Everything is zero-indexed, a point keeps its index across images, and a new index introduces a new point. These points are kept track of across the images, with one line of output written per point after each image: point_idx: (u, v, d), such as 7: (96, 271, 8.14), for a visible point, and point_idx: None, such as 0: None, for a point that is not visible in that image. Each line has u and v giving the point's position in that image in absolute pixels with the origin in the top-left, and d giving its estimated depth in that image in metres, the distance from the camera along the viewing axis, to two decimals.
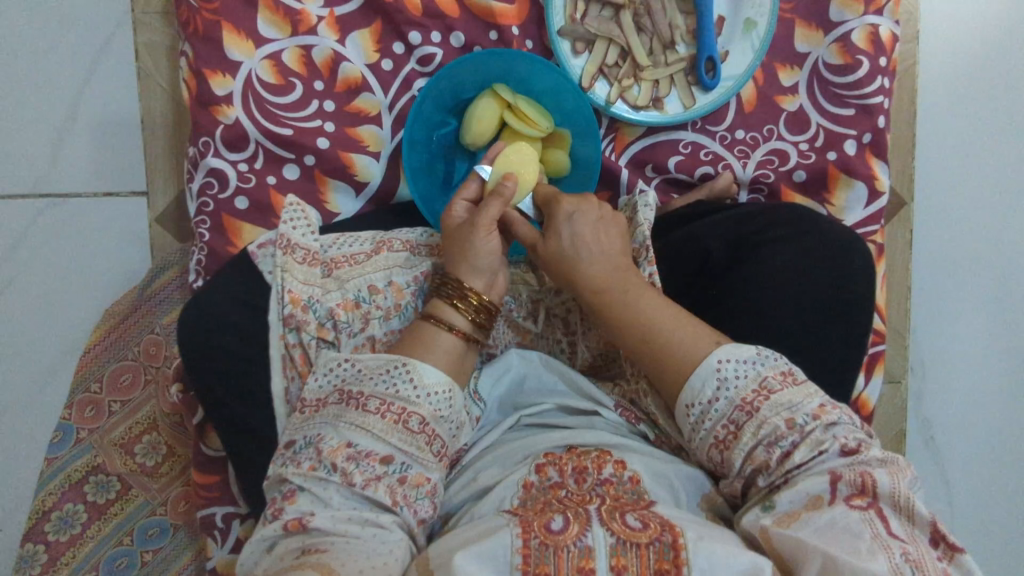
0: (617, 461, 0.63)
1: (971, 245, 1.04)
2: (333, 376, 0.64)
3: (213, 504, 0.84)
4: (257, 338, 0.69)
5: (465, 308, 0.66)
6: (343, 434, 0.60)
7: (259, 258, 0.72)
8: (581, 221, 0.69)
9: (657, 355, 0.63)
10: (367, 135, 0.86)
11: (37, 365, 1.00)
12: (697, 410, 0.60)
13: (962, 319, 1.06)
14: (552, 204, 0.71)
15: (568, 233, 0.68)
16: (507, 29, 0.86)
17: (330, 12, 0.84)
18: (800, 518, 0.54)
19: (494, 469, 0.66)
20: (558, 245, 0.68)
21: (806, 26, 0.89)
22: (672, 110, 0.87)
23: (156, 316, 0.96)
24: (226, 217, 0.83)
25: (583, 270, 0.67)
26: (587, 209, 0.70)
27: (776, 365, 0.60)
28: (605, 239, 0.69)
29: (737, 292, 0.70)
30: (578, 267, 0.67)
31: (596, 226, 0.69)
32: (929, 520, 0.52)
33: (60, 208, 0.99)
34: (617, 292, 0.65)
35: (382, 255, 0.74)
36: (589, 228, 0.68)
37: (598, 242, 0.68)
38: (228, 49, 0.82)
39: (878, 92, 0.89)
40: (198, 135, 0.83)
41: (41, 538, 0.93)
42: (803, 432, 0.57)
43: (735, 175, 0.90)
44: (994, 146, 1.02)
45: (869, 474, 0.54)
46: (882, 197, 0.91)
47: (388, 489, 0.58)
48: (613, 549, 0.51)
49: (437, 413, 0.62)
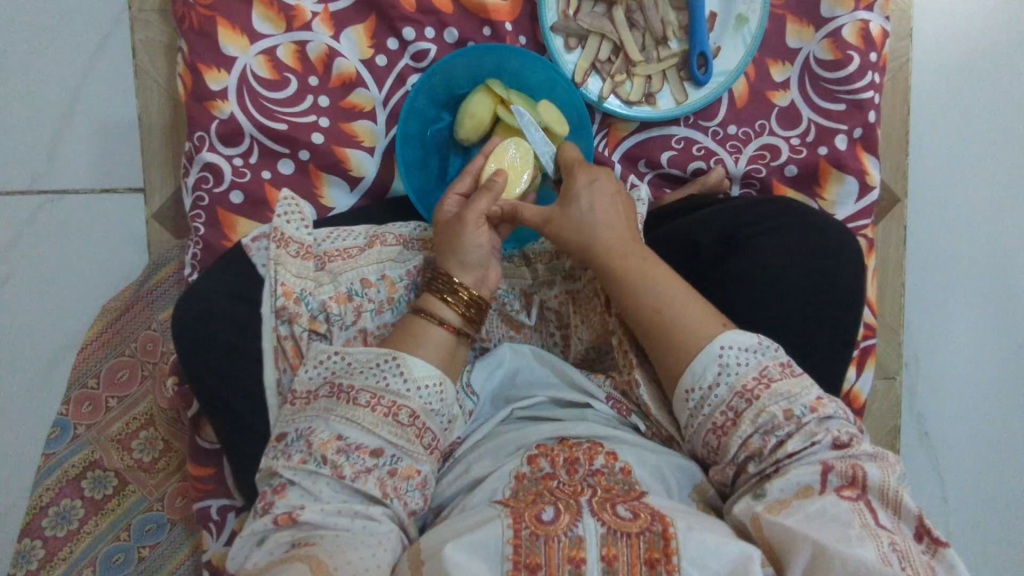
0: (607, 453, 0.63)
1: (964, 240, 1.05)
2: (324, 369, 0.65)
3: (209, 498, 0.84)
4: (251, 331, 0.69)
5: (455, 303, 0.67)
6: (333, 427, 0.60)
7: (253, 251, 0.72)
8: (599, 188, 0.69)
9: (658, 341, 0.63)
10: (362, 130, 0.87)
11: (35, 362, 1.01)
12: (696, 395, 0.61)
13: (954, 314, 1.07)
14: (569, 174, 0.69)
15: (588, 200, 0.68)
16: (500, 25, 0.86)
17: (324, 8, 0.85)
18: (791, 505, 0.54)
19: (486, 460, 0.66)
20: (578, 214, 0.68)
21: (798, 22, 0.90)
22: (664, 105, 0.87)
23: (153, 312, 0.97)
24: (221, 212, 0.84)
25: (587, 253, 0.67)
26: (605, 179, 0.69)
27: (777, 355, 0.60)
28: (621, 210, 0.69)
29: (729, 283, 0.71)
30: (594, 239, 0.67)
31: (614, 195, 0.69)
32: (916, 514, 0.53)
33: (58, 205, 0.99)
34: (633, 261, 0.66)
35: (375, 249, 0.74)
36: (607, 198, 0.68)
37: (613, 212, 0.68)
38: (223, 44, 0.83)
39: (869, 87, 0.90)
40: (193, 130, 0.83)
41: (39, 533, 0.93)
42: (800, 423, 0.58)
43: (727, 171, 0.91)
44: (985, 142, 1.03)
45: (860, 467, 0.55)
46: (871, 192, 0.92)
47: (377, 482, 0.59)
48: (603, 538, 0.52)
49: (428, 406, 0.63)
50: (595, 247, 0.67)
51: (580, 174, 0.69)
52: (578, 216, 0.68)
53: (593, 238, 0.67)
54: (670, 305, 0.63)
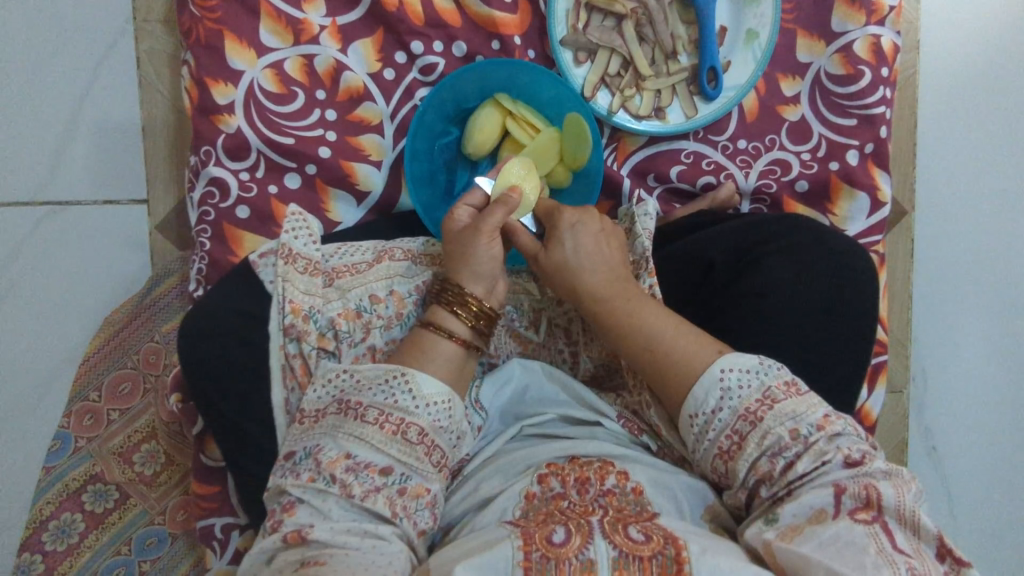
0: (619, 472, 0.62)
1: (975, 254, 1.04)
2: (332, 388, 0.64)
3: (213, 515, 0.83)
4: (257, 348, 0.68)
5: (464, 316, 0.66)
6: (342, 445, 0.59)
7: (261, 268, 0.71)
8: (583, 232, 0.69)
9: (659, 363, 0.63)
10: (368, 144, 0.86)
11: (36, 374, 1.00)
12: (700, 420, 0.60)
13: (965, 328, 1.06)
14: (552, 215, 0.70)
15: (572, 242, 0.68)
16: (509, 39, 0.86)
17: (332, 22, 0.84)
18: (804, 532, 0.53)
19: (495, 479, 0.65)
20: (563, 255, 0.68)
21: (808, 36, 0.89)
22: (673, 119, 0.87)
23: (155, 324, 0.96)
24: (227, 227, 0.83)
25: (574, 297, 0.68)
26: (590, 220, 0.70)
27: (779, 374, 0.60)
28: (607, 252, 0.68)
29: (741, 299, 0.70)
30: (581, 278, 0.67)
31: (598, 236, 0.69)
32: (935, 534, 0.52)
33: (60, 216, 0.98)
34: (619, 304, 0.65)
35: (383, 265, 0.74)
36: (591, 239, 0.68)
37: (599, 255, 0.68)
38: (230, 58, 0.82)
39: (880, 103, 0.89)
40: (199, 144, 0.83)
41: (39, 547, 0.92)
42: (807, 443, 0.57)
43: (737, 185, 0.90)
44: (996, 156, 1.02)
45: (874, 487, 0.53)
46: (883, 208, 0.91)
47: (387, 501, 0.58)
48: (615, 562, 0.51)
49: (437, 423, 0.62)
50: (582, 289, 0.67)
51: (565, 216, 0.69)
52: (562, 256, 0.68)
53: (578, 278, 0.67)
54: (671, 333, 0.63)
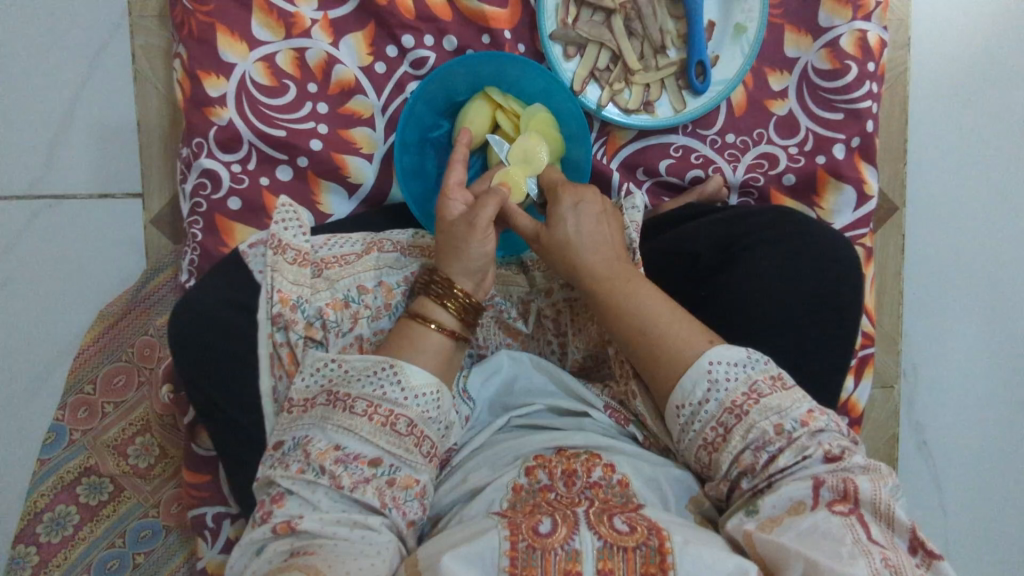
0: (605, 464, 0.63)
1: (964, 249, 1.05)
2: (320, 377, 0.65)
3: (204, 504, 0.83)
4: (245, 338, 0.69)
5: (452, 307, 0.66)
6: (330, 437, 0.60)
7: (251, 258, 0.72)
8: (586, 211, 0.69)
9: (648, 353, 0.63)
10: (360, 137, 0.87)
11: (30, 367, 1.00)
12: (687, 410, 0.61)
13: (953, 323, 1.06)
14: (557, 192, 0.70)
15: (574, 220, 0.68)
16: (499, 33, 0.87)
17: (324, 15, 0.85)
18: (783, 523, 0.54)
19: (484, 470, 0.66)
20: (564, 232, 0.68)
21: (796, 31, 0.90)
22: (662, 113, 0.88)
23: (149, 317, 0.97)
24: (219, 218, 0.84)
25: (573, 275, 0.68)
26: (592, 198, 0.70)
27: (766, 368, 0.61)
28: (608, 230, 0.69)
29: (723, 291, 0.71)
30: (579, 258, 0.67)
31: (599, 217, 0.69)
32: (909, 527, 0.53)
33: (55, 210, 0.99)
34: (618, 282, 0.66)
35: (372, 256, 0.75)
36: (592, 218, 0.69)
37: (599, 234, 0.68)
38: (223, 51, 0.83)
39: (866, 97, 0.90)
40: (192, 136, 0.83)
41: (34, 539, 0.93)
42: (790, 438, 0.57)
43: (725, 179, 0.91)
44: (984, 152, 1.03)
45: (851, 480, 0.54)
46: (870, 201, 0.92)
47: (376, 492, 0.58)
48: (600, 552, 0.51)
49: (426, 414, 0.62)
50: (579, 267, 0.67)
51: (565, 197, 0.69)
52: (563, 233, 0.68)
53: (576, 256, 0.67)
54: (666, 317, 0.64)
